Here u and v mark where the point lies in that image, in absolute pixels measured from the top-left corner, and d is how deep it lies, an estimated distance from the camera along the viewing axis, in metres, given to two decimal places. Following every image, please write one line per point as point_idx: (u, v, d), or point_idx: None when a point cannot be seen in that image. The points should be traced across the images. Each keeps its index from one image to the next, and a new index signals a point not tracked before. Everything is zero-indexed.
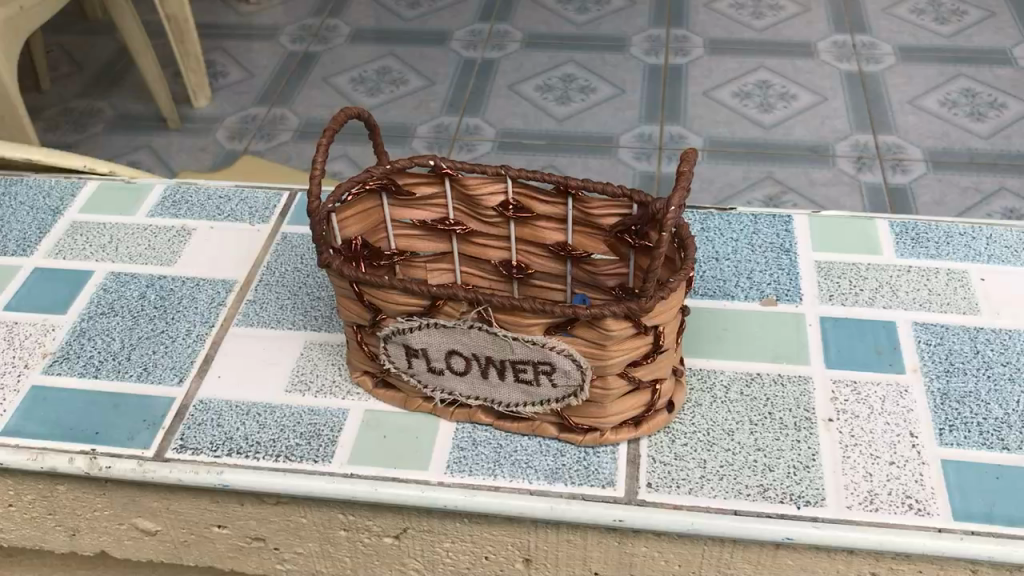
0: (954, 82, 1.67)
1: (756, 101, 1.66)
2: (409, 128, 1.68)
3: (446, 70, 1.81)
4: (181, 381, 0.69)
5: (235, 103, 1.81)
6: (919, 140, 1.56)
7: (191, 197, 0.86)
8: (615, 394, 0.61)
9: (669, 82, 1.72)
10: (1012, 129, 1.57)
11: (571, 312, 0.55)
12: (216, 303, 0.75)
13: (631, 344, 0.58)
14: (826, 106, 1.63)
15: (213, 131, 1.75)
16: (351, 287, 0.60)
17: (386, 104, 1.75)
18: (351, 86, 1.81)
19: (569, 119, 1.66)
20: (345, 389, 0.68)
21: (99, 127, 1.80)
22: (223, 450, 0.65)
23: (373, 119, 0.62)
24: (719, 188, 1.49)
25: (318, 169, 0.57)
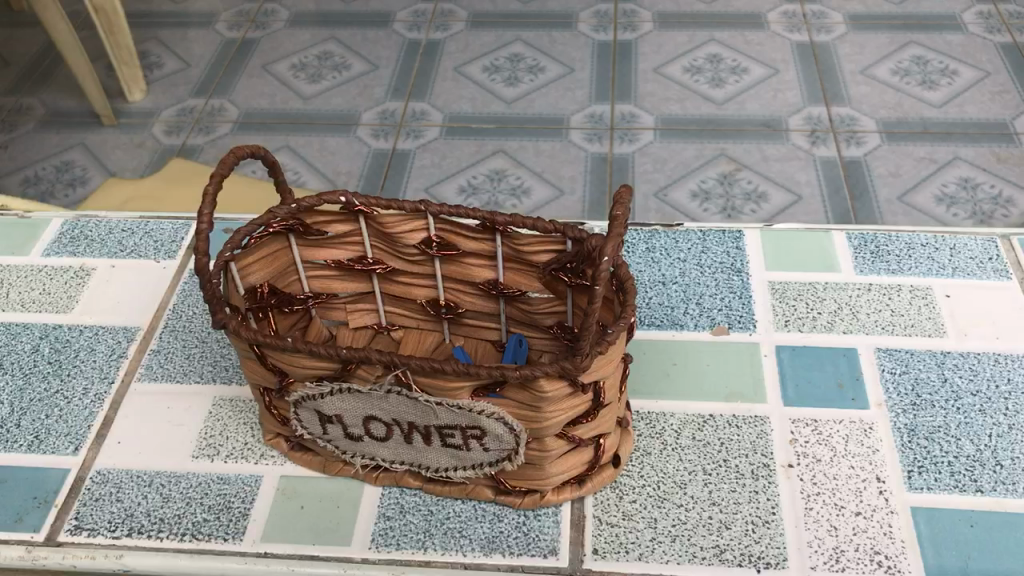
0: (904, 50, 1.57)
1: (707, 75, 1.54)
2: (353, 118, 1.51)
3: (390, 53, 1.63)
4: (77, 450, 0.62)
5: (171, 95, 1.61)
6: (872, 111, 1.45)
7: (91, 231, 0.78)
8: (554, 455, 0.55)
9: (620, 58, 1.59)
10: (965, 97, 1.47)
11: (499, 374, 0.49)
12: (116, 356, 0.68)
13: (569, 403, 0.52)
14: (779, 79, 1.52)
15: (148, 126, 1.56)
16: (252, 349, 0.53)
17: (327, 92, 1.57)
18: (293, 73, 1.62)
19: (519, 100, 1.51)
20: (258, 452, 0.61)
21: (27, 128, 1.59)
22: (122, 530, 0.58)
23: (272, 157, 0.55)
24: (674, 168, 1.38)
25: (204, 223, 0.51)
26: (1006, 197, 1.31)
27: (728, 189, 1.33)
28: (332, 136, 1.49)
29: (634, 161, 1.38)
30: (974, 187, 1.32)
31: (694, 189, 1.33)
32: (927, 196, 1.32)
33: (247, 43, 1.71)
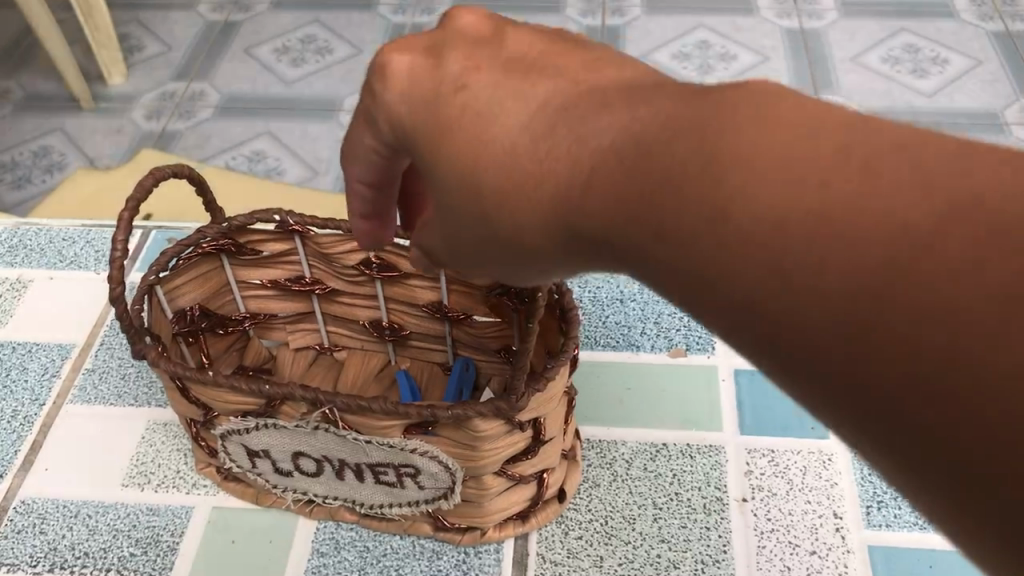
0: (896, 38, 1.49)
1: (695, 62, 1.48)
2: (335, 103, 1.45)
3: (374, 37, 1.57)
4: (2, 476, 0.60)
5: (153, 79, 1.52)
6: (862, 100, 1.39)
7: (30, 240, 0.75)
8: (494, 493, 0.52)
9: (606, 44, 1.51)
10: (957, 87, 1.39)
11: (428, 415, 0.47)
12: (49, 376, 0.65)
13: (507, 442, 0.50)
14: (767, 66, 1.46)
15: (128, 110, 1.47)
16: (174, 381, 0.51)
17: (310, 75, 1.50)
18: (274, 57, 1.55)
19: None
20: (190, 481, 0.59)
21: (3, 111, 1.49)
22: (43, 565, 0.55)
23: (197, 176, 0.52)
24: None
25: (119, 250, 0.48)
26: None
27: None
28: (314, 122, 1.42)
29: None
30: None
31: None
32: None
33: (230, 27, 1.61)
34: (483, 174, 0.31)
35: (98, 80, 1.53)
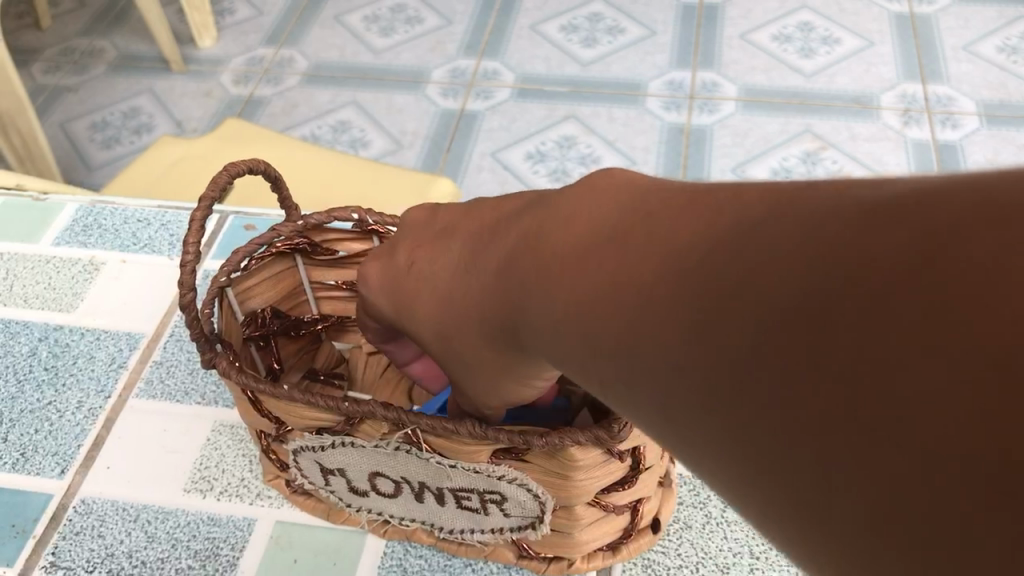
0: (1013, 28, 1.39)
1: (796, 45, 1.40)
2: (423, 75, 1.41)
3: (465, 8, 1.51)
4: (63, 472, 0.57)
5: (242, 44, 1.50)
6: (974, 91, 1.30)
7: (105, 220, 0.72)
8: (586, 522, 0.48)
9: (704, 24, 1.44)
10: None
11: (520, 442, 0.42)
12: (115, 366, 0.63)
13: (604, 470, 0.45)
14: (874, 51, 1.37)
15: (217, 76, 1.45)
16: (246, 392, 0.47)
17: (399, 46, 1.46)
18: (364, 26, 1.50)
19: (596, 64, 1.40)
20: (254, 491, 0.56)
21: (97, 71, 1.48)
22: (99, 572, 0.53)
23: (274, 171, 0.49)
24: (754, 142, 1.26)
25: (191, 253, 0.44)
26: None
27: (812, 171, 1.22)
28: (401, 94, 1.38)
29: (714, 132, 1.28)
30: None
31: (774, 166, 1.24)
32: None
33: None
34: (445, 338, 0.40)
35: (189, 44, 1.51)
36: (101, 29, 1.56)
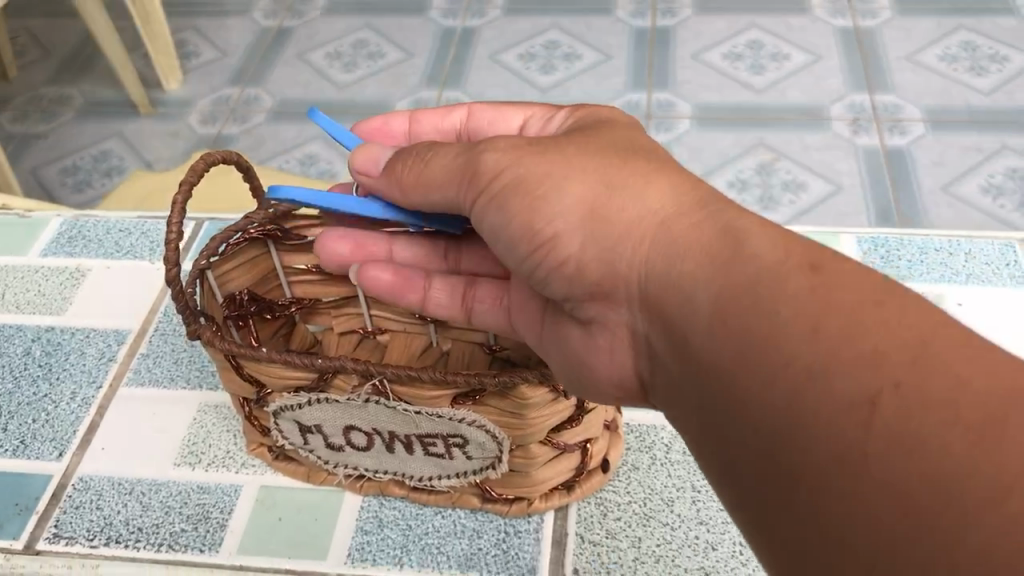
0: (952, 36, 1.43)
1: (746, 62, 1.43)
2: (387, 107, 1.45)
3: (425, 40, 1.55)
4: (61, 455, 0.62)
5: (209, 84, 1.55)
6: (918, 98, 1.34)
7: (88, 231, 0.78)
8: (541, 461, 0.53)
9: (658, 46, 1.47)
10: (1015, 85, 1.35)
11: (477, 382, 0.48)
12: (105, 360, 0.67)
13: (552, 409, 0.51)
14: (821, 65, 1.41)
15: (184, 116, 1.50)
16: (228, 359, 0.52)
17: (362, 80, 1.51)
18: (327, 62, 1.55)
19: (555, 89, 1.43)
20: (239, 461, 0.61)
21: (65, 118, 1.53)
22: (100, 539, 0.57)
23: (244, 161, 0.54)
24: (709, 157, 1.30)
25: (174, 232, 0.49)
26: None
27: (767, 181, 1.26)
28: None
29: (673, 148, 1.32)
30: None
31: (731, 179, 1.27)
32: (972, 187, 1.23)
33: (284, 32, 1.62)
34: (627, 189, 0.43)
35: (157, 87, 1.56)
36: (68, 76, 1.60)
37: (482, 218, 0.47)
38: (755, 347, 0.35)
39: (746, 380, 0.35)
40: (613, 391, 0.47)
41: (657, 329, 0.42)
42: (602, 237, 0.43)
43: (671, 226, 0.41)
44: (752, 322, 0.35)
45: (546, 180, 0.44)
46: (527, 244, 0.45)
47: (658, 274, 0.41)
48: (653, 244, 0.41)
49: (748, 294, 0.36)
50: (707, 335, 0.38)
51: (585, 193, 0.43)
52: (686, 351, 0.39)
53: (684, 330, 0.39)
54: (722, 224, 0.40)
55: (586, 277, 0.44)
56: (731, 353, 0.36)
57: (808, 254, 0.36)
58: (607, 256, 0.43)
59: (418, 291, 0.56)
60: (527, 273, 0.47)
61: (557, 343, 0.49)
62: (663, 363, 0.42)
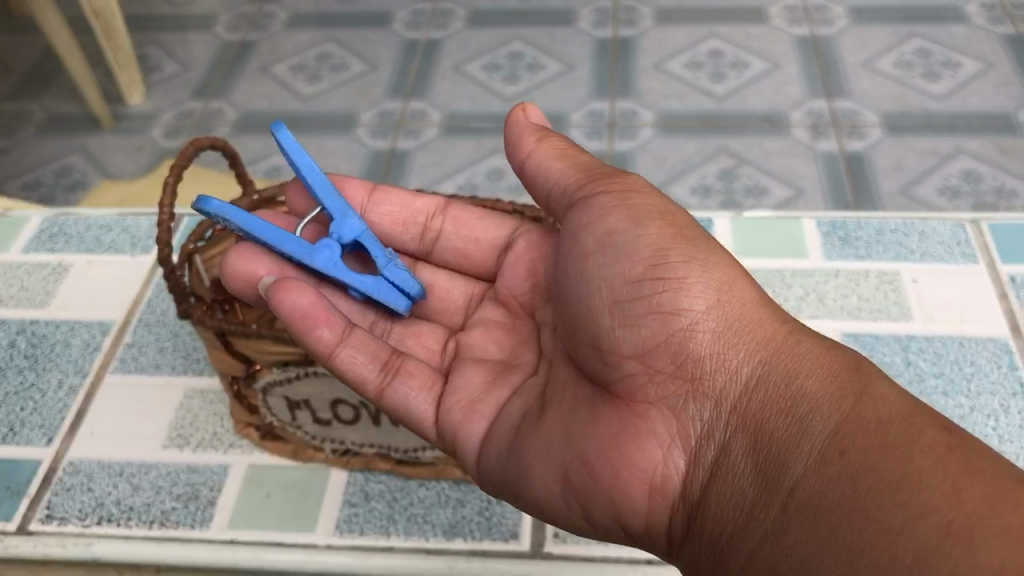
0: (906, 44, 1.40)
1: (708, 71, 1.40)
2: (352, 119, 1.38)
3: (390, 52, 1.49)
4: (50, 441, 0.63)
5: (172, 97, 1.47)
6: (875, 104, 1.32)
7: (69, 228, 0.79)
8: None
9: (619, 56, 1.43)
10: (971, 88, 1.33)
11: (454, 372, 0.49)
12: (91, 350, 0.69)
13: None
14: (780, 74, 1.38)
15: (148, 129, 1.42)
16: (218, 337, 0.54)
17: (326, 92, 1.43)
18: (291, 75, 1.47)
19: (520, 98, 1.39)
20: (227, 442, 0.62)
21: (25, 135, 1.44)
22: (92, 519, 0.59)
23: (231, 148, 0.56)
24: (670, 164, 1.27)
25: (165, 213, 0.52)
26: (1009, 189, 1.19)
27: (730, 190, 1.23)
28: (331, 138, 1.36)
29: (636, 157, 1.28)
30: (979, 183, 1.21)
31: (694, 184, 1.24)
32: (931, 190, 1.21)
33: (247, 47, 1.54)
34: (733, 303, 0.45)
35: (118, 100, 1.47)
36: (28, 91, 1.51)
37: (592, 217, 0.49)
38: (885, 470, 0.36)
39: (865, 511, 0.35)
40: (638, 491, 0.43)
41: (744, 437, 0.42)
42: (725, 315, 0.44)
43: (798, 344, 0.43)
44: (878, 450, 0.37)
45: (687, 244, 0.47)
46: (646, 267, 0.46)
47: (771, 382, 0.42)
48: (775, 354, 0.43)
49: (879, 427, 0.38)
50: (821, 454, 0.38)
51: (717, 274, 0.45)
52: (783, 470, 0.39)
53: (791, 446, 0.39)
54: (852, 358, 0.42)
55: (683, 347, 0.44)
56: (852, 470, 0.37)
57: (939, 414, 0.38)
58: (719, 339, 0.44)
59: (336, 331, 0.48)
60: (617, 305, 0.46)
61: (582, 426, 0.44)
62: (737, 482, 0.41)
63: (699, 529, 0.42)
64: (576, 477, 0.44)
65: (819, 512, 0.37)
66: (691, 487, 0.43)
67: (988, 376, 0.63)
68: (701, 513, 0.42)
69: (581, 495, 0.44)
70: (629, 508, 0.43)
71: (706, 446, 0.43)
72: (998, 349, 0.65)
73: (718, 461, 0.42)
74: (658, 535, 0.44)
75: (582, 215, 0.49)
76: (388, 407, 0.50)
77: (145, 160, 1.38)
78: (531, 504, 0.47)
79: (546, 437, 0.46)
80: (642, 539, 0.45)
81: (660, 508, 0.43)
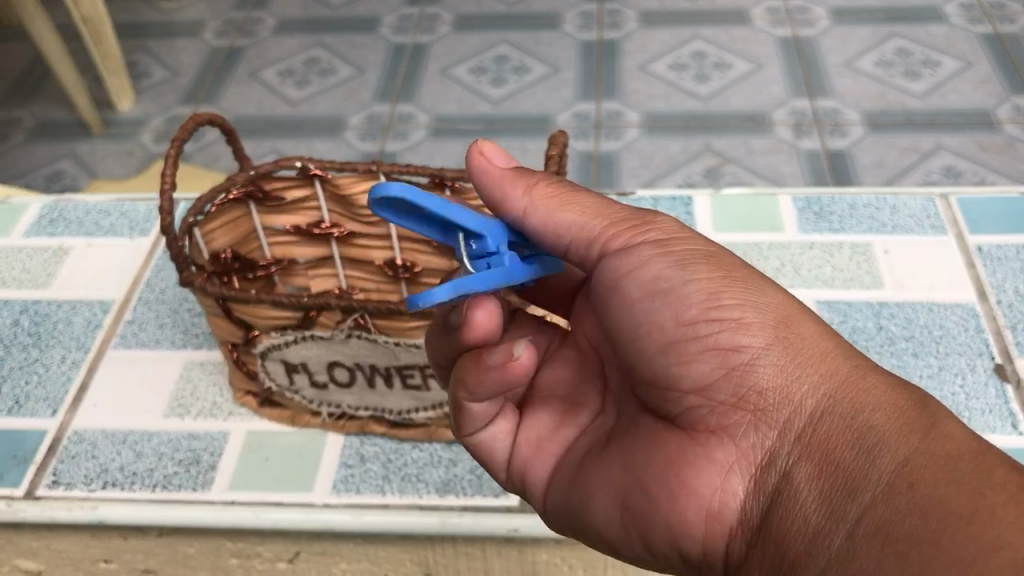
0: (887, 44, 1.44)
1: (691, 72, 1.43)
2: (340, 123, 1.41)
3: (377, 57, 1.51)
4: (55, 412, 0.65)
5: (160, 103, 1.49)
6: (856, 103, 1.35)
7: (69, 213, 0.81)
8: None
9: (604, 58, 1.46)
10: (950, 87, 1.36)
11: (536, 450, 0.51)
12: (92, 327, 0.71)
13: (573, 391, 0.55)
14: (763, 74, 1.41)
15: (137, 134, 1.44)
16: (218, 304, 0.56)
17: (314, 97, 1.46)
18: (278, 80, 1.49)
19: (505, 101, 1.41)
20: (226, 410, 0.65)
21: (14, 141, 1.46)
22: (97, 483, 0.61)
23: (228, 124, 0.59)
24: (656, 164, 1.30)
25: (167, 181, 0.54)
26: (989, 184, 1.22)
27: (714, 186, 1.25)
28: (319, 141, 1.38)
29: (621, 157, 1.31)
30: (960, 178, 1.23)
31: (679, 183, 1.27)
32: (912, 184, 1.23)
33: (235, 52, 1.56)
34: (794, 334, 0.42)
35: (107, 107, 1.49)
36: (17, 99, 1.53)
37: (636, 261, 0.45)
38: (955, 504, 0.33)
39: (932, 543, 0.32)
40: (694, 516, 0.42)
41: (808, 465, 0.39)
42: (786, 352, 0.41)
43: (865, 377, 0.40)
44: (951, 484, 0.34)
45: (743, 279, 0.44)
46: (701, 310, 0.42)
47: (836, 415, 0.39)
48: (842, 385, 0.40)
49: (949, 463, 0.35)
50: (890, 484, 0.35)
51: (778, 310, 0.43)
52: (850, 499, 0.36)
53: (858, 475, 0.37)
54: (922, 395, 0.39)
55: (744, 380, 0.41)
56: (926, 501, 0.34)
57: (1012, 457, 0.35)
58: (782, 371, 0.41)
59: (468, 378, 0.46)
60: (671, 346, 0.43)
61: (645, 454, 0.45)
62: (798, 506, 0.38)
63: (758, 559, 0.40)
64: (634, 505, 0.44)
65: (886, 539, 0.34)
66: (749, 516, 0.41)
67: (957, 339, 0.66)
68: (762, 544, 0.40)
69: (639, 523, 0.44)
70: (684, 532, 0.42)
71: (770, 473, 0.40)
72: (965, 313, 0.68)
73: (780, 487, 0.40)
74: (714, 560, 0.42)
75: (615, 273, 0.45)
76: (473, 443, 0.52)
77: (134, 164, 1.40)
78: (602, 539, 0.47)
79: (606, 469, 0.47)
80: (699, 566, 0.43)
81: (719, 536, 0.42)
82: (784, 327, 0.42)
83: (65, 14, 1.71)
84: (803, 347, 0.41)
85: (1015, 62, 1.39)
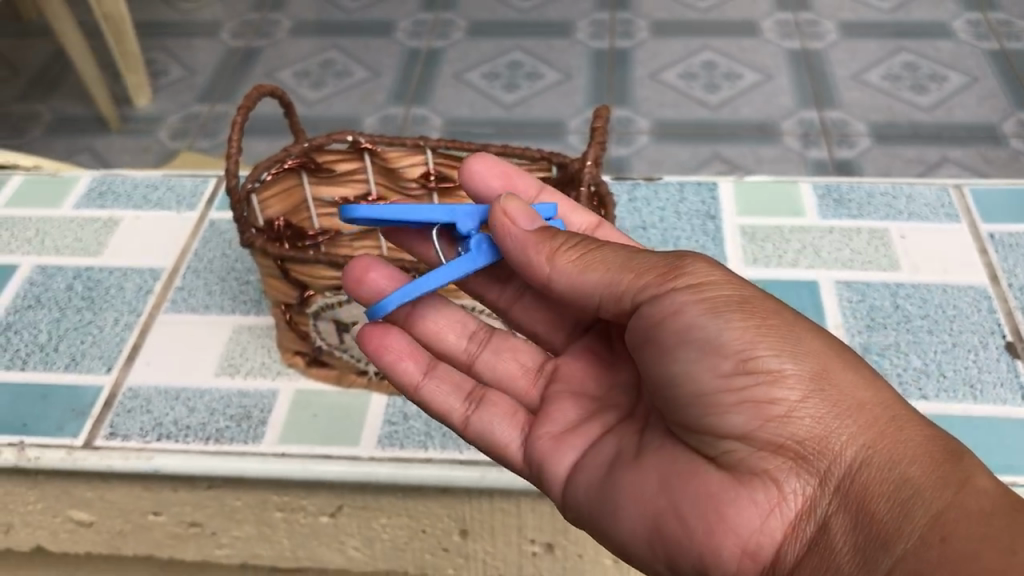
0: (895, 57, 1.47)
1: (701, 82, 1.46)
2: (355, 124, 1.44)
3: (390, 61, 1.55)
4: (110, 369, 0.69)
5: (178, 101, 1.52)
6: (863, 115, 1.38)
7: (117, 187, 0.85)
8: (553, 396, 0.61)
9: (616, 66, 1.50)
10: (956, 101, 1.40)
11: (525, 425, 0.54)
12: (144, 292, 0.75)
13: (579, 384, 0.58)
14: (772, 85, 1.44)
15: (154, 131, 1.47)
16: (277, 264, 0.60)
17: (330, 98, 1.49)
18: (294, 81, 1.53)
19: (519, 105, 1.45)
20: (275, 370, 0.68)
21: (35, 135, 1.49)
22: (152, 436, 0.64)
23: (288, 97, 0.62)
24: (667, 170, 1.33)
25: (233, 147, 0.57)
26: None
27: None
28: None
29: (632, 163, 1.34)
30: None
31: None
32: None
33: (252, 53, 1.59)
34: (833, 382, 0.43)
35: (126, 103, 1.52)
36: (39, 94, 1.56)
37: (674, 310, 0.45)
38: (988, 559, 0.36)
39: None
40: (728, 555, 0.43)
41: (846, 515, 0.41)
42: (824, 402, 0.43)
43: (901, 432, 0.42)
44: (984, 543, 0.37)
45: (779, 327, 0.44)
46: (735, 364, 0.43)
47: (875, 467, 0.41)
48: (879, 436, 0.42)
49: (980, 520, 0.38)
50: (924, 538, 0.38)
51: (817, 358, 0.44)
52: (883, 551, 0.39)
53: (892, 529, 0.39)
54: (953, 448, 0.41)
55: (783, 429, 0.43)
56: (955, 558, 0.37)
57: None
58: (821, 422, 0.42)
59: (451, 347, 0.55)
60: (706, 396, 0.44)
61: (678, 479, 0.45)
62: (834, 557, 0.41)
63: None
64: (666, 529, 0.45)
65: None
66: (784, 557, 0.42)
67: (970, 318, 0.70)
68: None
69: (669, 548, 0.45)
70: (715, 565, 0.43)
71: (806, 521, 0.42)
72: (978, 295, 0.71)
73: (816, 536, 0.42)
74: None
75: (654, 310, 0.46)
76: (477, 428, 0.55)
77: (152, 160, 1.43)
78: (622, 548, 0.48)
79: (639, 481, 0.47)
80: None
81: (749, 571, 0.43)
82: (824, 373, 0.43)
83: (86, 12, 1.74)
84: (841, 397, 0.43)
85: (1020, 79, 1.42)
